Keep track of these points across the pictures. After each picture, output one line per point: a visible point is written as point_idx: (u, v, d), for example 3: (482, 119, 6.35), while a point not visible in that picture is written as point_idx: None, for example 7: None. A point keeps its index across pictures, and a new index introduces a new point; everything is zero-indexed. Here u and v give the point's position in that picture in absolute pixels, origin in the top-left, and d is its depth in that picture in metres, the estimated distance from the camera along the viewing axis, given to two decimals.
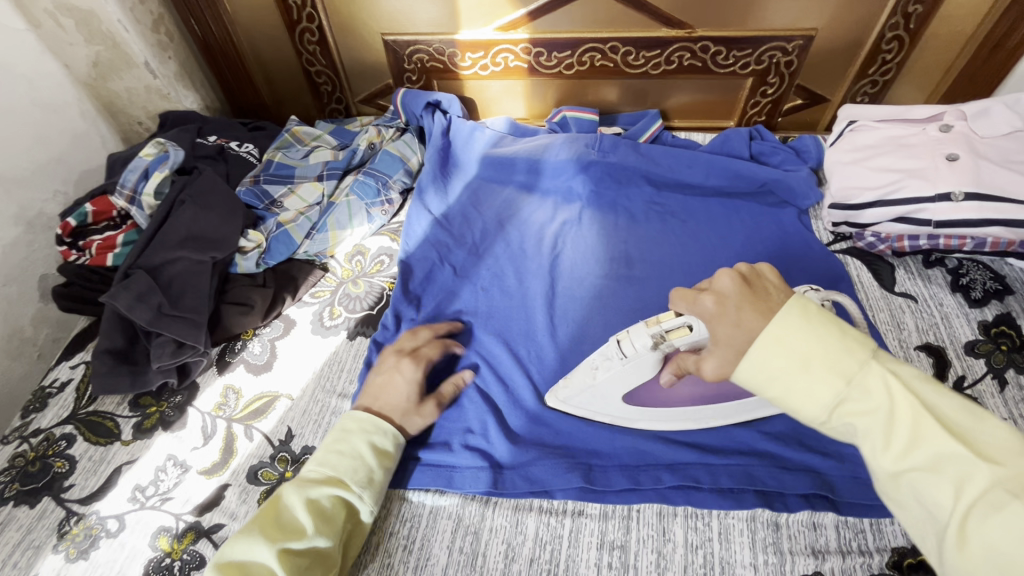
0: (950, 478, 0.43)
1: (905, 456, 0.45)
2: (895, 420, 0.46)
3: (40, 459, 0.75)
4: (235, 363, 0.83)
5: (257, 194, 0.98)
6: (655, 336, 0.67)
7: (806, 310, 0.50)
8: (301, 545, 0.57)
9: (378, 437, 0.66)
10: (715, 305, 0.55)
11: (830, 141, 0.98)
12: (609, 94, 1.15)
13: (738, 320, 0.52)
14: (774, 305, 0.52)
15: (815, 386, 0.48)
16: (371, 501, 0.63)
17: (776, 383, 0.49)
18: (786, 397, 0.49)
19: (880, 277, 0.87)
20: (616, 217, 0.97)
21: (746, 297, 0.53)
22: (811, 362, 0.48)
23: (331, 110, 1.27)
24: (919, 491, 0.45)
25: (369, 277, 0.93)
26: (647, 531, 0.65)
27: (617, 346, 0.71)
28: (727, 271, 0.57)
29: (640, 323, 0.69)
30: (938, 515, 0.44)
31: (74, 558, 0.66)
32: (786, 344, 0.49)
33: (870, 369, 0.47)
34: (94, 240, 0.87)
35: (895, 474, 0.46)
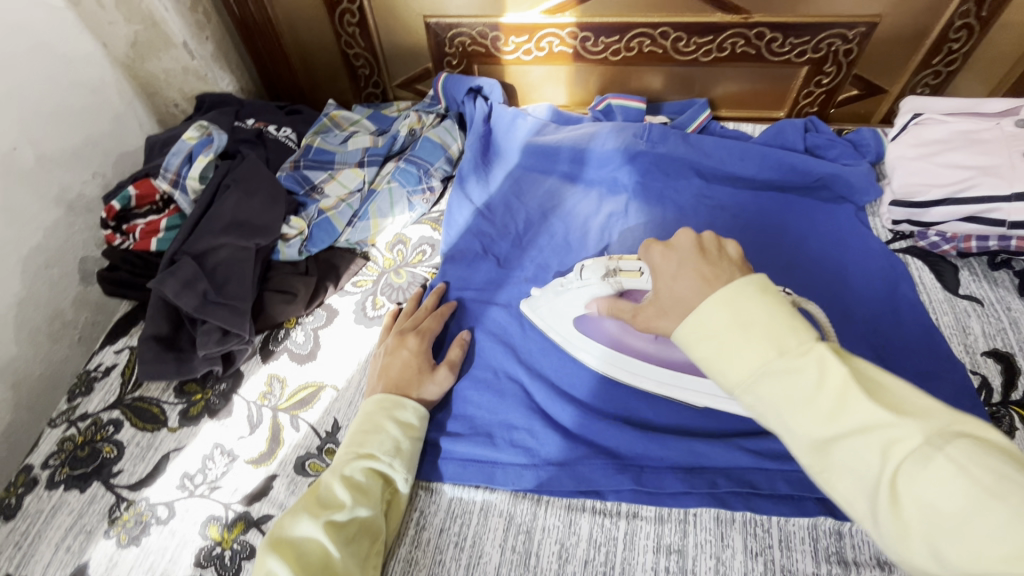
0: (878, 441, 0.38)
1: (832, 424, 0.40)
2: (823, 388, 0.40)
3: (88, 444, 0.75)
4: (279, 352, 0.82)
5: (297, 179, 0.97)
6: (609, 269, 0.67)
7: (764, 285, 0.45)
8: (345, 517, 0.59)
9: (399, 412, 0.68)
10: (662, 257, 0.54)
11: (893, 134, 0.93)
12: (653, 82, 1.12)
13: (677, 277, 0.51)
14: (718, 270, 0.49)
15: (747, 353, 0.43)
16: (405, 469, 0.65)
17: (711, 344, 0.45)
18: (715, 356, 0.45)
19: (944, 279, 0.84)
20: (664, 210, 0.94)
21: (695, 258, 0.51)
22: (752, 329, 0.43)
23: (367, 94, 1.24)
24: (847, 458, 0.39)
25: (411, 267, 0.92)
26: (705, 536, 0.63)
27: (578, 270, 0.71)
28: (687, 231, 0.54)
29: (599, 257, 0.69)
30: (867, 478, 0.38)
31: (126, 544, 0.66)
32: (733, 307, 0.45)
33: (808, 345, 0.42)
34: (138, 225, 0.86)
35: (818, 445, 0.41)
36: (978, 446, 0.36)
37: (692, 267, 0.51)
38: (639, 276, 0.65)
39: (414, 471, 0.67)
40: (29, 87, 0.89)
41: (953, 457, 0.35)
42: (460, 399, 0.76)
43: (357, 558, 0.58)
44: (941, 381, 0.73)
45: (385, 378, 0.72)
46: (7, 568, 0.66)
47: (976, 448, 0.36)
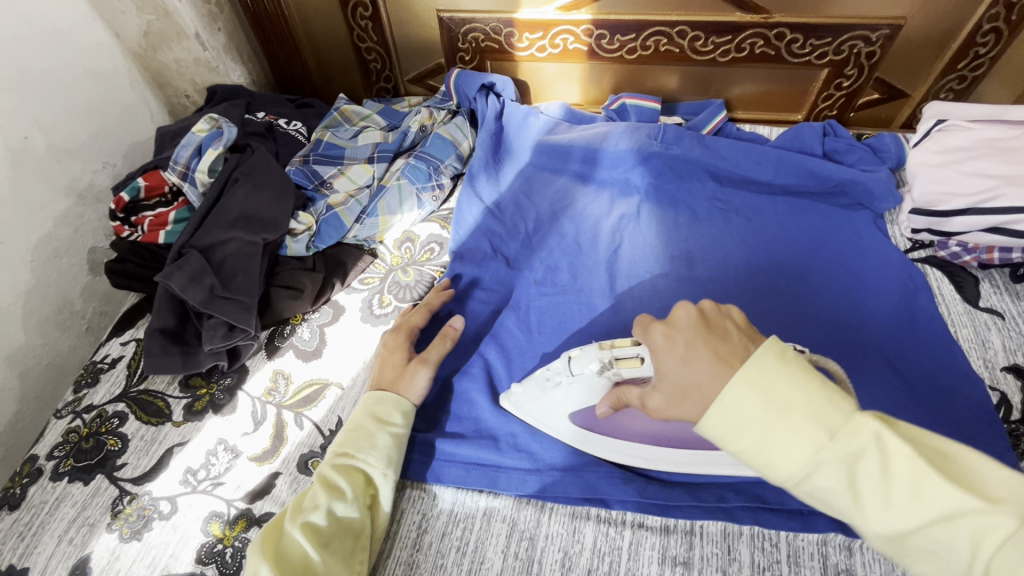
0: (965, 532, 0.38)
1: (909, 516, 0.40)
2: (895, 479, 0.40)
3: (93, 436, 0.75)
4: (285, 348, 0.82)
5: (307, 173, 0.96)
6: (604, 361, 0.64)
7: (783, 352, 0.44)
8: (327, 518, 0.59)
9: (378, 407, 0.68)
10: (665, 338, 0.51)
11: (915, 140, 0.91)
12: (668, 82, 1.10)
13: (687, 357, 0.48)
14: (730, 345, 0.47)
15: (796, 440, 0.42)
16: (382, 464, 0.64)
17: (750, 435, 0.43)
18: (759, 448, 0.43)
19: (963, 290, 0.82)
20: (677, 213, 0.92)
21: (700, 333, 0.49)
22: (790, 411, 0.42)
23: (379, 88, 1.23)
24: (930, 546, 0.40)
25: (419, 265, 0.91)
26: (712, 549, 0.62)
27: (566, 364, 0.67)
28: (684, 304, 0.52)
29: (590, 347, 0.65)
30: (958, 565, 0.39)
31: (128, 538, 0.66)
32: (760, 386, 0.43)
33: (856, 420, 0.41)
34: (147, 217, 0.86)
35: (895, 535, 0.41)
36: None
37: (702, 346, 0.48)
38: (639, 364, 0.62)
39: (396, 466, 0.65)
40: (41, 76, 0.89)
41: None
42: (466, 401, 0.75)
43: (339, 556, 0.58)
44: (959, 396, 0.71)
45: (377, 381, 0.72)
46: (10, 558, 0.66)
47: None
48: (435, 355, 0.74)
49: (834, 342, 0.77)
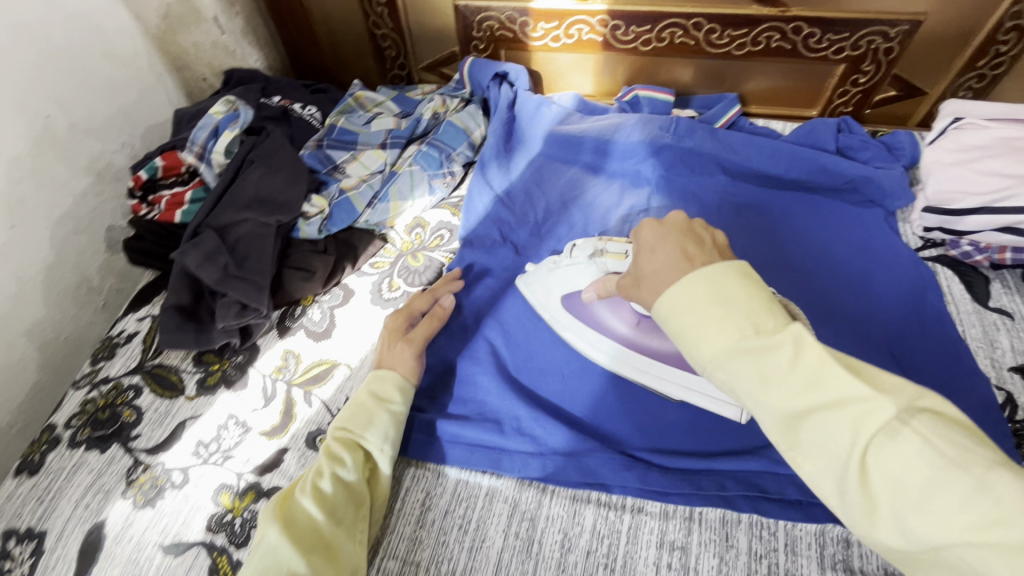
0: (849, 417, 0.38)
1: (804, 397, 0.39)
2: (800, 366, 0.39)
3: (109, 407, 0.77)
4: (296, 328, 0.83)
5: (320, 158, 0.97)
6: (595, 249, 0.76)
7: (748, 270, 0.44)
8: (331, 484, 0.61)
9: (377, 384, 0.70)
10: (647, 235, 0.51)
11: (930, 138, 0.90)
12: (682, 74, 1.09)
13: (658, 250, 0.49)
14: (702, 250, 0.48)
15: (724, 329, 0.41)
16: (379, 439, 0.65)
17: (687, 316, 0.43)
18: (687, 329, 0.43)
19: (973, 290, 0.81)
20: (687, 206, 0.92)
21: (678, 235, 0.49)
22: (729, 307, 0.42)
23: (393, 75, 1.24)
24: (815, 432, 0.39)
25: (429, 251, 0.92)
26: (709, 535, 0.63)
27: (569, 250, 0.80)
28: (677, 212, 0.52)
29: (590, 239, 0.78)
30: (838, 451, 0.38)
31: (141, 506, 0.69)
32: (716, 284, 0.43)
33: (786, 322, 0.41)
34: (164, 196, 0.88)
35: (787, 419, 0.40)
36: (938, 417, 0.37)
37: (676, 243, 0.48)
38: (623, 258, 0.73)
39: (393, 442, 0.67)
40: (62, 57, 0.91)
41: (919, 430, 0.36)
42: (472, 384, 0.77)
43: (344, 525, 0.60)
44: (964, 393, 0.71)
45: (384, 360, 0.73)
46: (29, 520, 0.69)
47: (937, 422, 0.36)
48: (423, 336, 0.76)
49: (838, 337, 0.77)
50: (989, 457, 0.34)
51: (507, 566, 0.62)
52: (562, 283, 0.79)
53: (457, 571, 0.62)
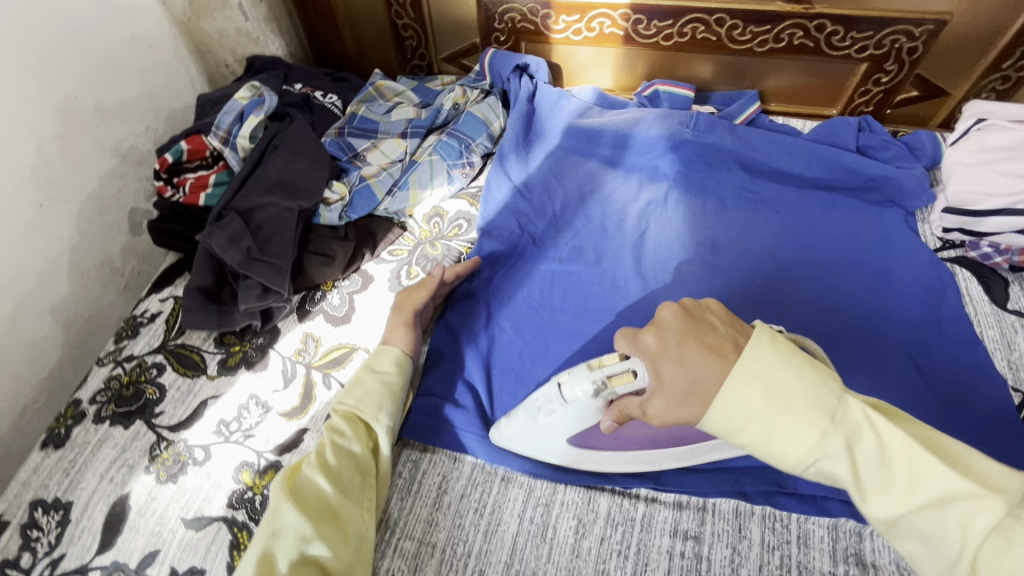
0: (955, 517, 0.41)
1: (906, 501, 0.43)
2: (890, 465, 0.44)
3: (133, 384, 0.79)
4: (315, 312, 0.85)
5: (342, 146, 0.98)
6: (596, 382, 0.59)
7: (775, 337, 0.49)
8: (334, 454, 0.63)
9: (376, 359, 0.72)
10: (657, 341, 0.54)
11: (952, 139, 0.90)
12: (702, 70, 1.09)
13: (682, 358, 0.51)
14: (719, 340, 0.51)
15: (797, 429, 0.45)
16: (374, 410, 0.67)
17: (757, 426, 0.46)
18: (766, 442, 0.46)
19: (991, 291, 0.81)
20: (705, 201, 0.93)
21: (690, 331, 0.52)
22: (787, 404, 0.46)
23: (413, 66, 1.24)
24: (923, 529, 0.43)
25: (447, 240, 0.92)
26: (723, 526, 0.64)
27: (557, 390, 0.63)
28: (667, 304, 0.55)
29: (579, 366, 0.61)
30: (947, 551, 0.42)
31: (164, 481, 0.70)
32: (758, 379, 0.47)
33: (848, 403, 0.46)
34: (189, 178, 0.89)
35: (893, 519, 0.44)
36: None
37: (692, 341, 0.51)
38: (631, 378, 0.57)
39: (391, 412, 0.68)
40: (92, 39, 0.92)
41: None
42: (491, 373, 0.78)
43: (351, 494, 0.62)
44: (979, 393, 0.72)
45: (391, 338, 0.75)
46: (56, 492, 0.70)
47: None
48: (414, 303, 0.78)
49: (855, 337, 0.78)
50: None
51: (522, 550, 0.63)
52: (561, 428, 0.64)
53: (473, 553, 0.63)
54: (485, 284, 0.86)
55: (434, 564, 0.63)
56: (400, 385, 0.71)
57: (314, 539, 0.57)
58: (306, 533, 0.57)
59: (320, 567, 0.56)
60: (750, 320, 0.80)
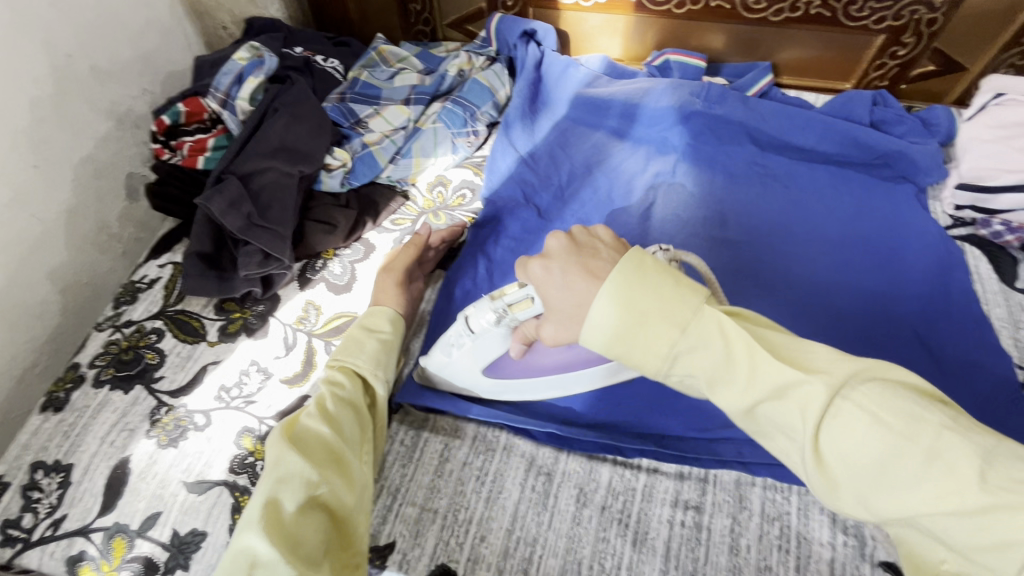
0: (793, 404, 0.39)
1: (748, 393, 0.41)
2: (733, 360, 0.41)
3: (132, 349, 0.78)
4: (316, 280, 0.84)
5: (343, 112, 0.95)
6: (497, 311, 0.62)
7: (641, 264, 0.44)
8: (334, 402, 0.62)
9: (369, 317, 0.72)
10: (543, 271, 0.51)
11: (968, 114, 0.88)
12: (713, 41, 1.06)
13: (567, 282, 0.49)
14: (602, 260, 0.48)
15: (653, 339, 0.43)
16: (372, 366, 0.66)
17: (623, 344, 0.44)
18: (627, 355, 0.44)
19: (1002, 271, 0.80)
20: (713, 174, 0.91)
21: (573, 257, 0.50)
22: (651, 316, 0.43)
23: (417, 32, 1.20)
24: (773, 421, 0.41)
25: (450, 210, 0.91)
26: (723, 496, 0.64)
27: (465, 323, 0.66)
28: (552, 234, 0.52)
29: (480, 300, 0.64)
30: (794, 438, 0.40)
31: (165, 445, 0.70)
32: (628, 298, 0.43)
33: (703, 314, 0.42)
34: (186, 141, 0.86)
35: (747, 413, 0.42)
36: (880, 387, 0.37)
37: (575, 265, 0.49)
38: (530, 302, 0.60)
39: (386, 369, 0.68)
40: None
41: (859, 404, 0.37)
42: None
43: (352, 442, 0.60)
44: (984, 370, 0.71)
45: (382, 299, 0.75)
46: (56, 454, 0.70)
47: (880, 391, 0.37)
48: (401, 263, 0.79)
49: (862, 314, 0.77)
50: (938, 421, 0.35)
51: (523, 517, 0.63)
52: (475, 359, 0.67)
53: (474, 519, 0.64)
54: (488, 256, 0.85)
55: (435, 529, 0.63)
56: (396, 345, 0.71)
57: (321, 483, 0.55)
58: (313, 477, 0.55)
59: (326, 510, 0.55)
60: (754, 293, 0.79)
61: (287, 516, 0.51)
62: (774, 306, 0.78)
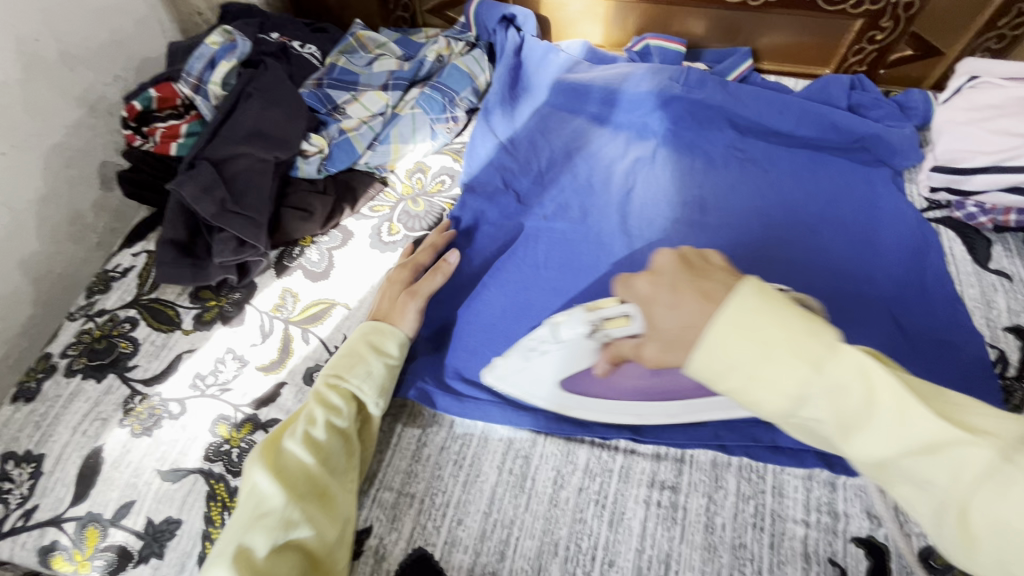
0: (948, 461, 0.39)
1: (892, 442, 0.41)
2: (878, 409, 0.41)
3: (105, 338, 0.77)
4: (293, 268, 0.83)
5: (320, 98, 0.94)
6: (591, 323, 0.65)
7: (762, 289, 0.45)
8: (324, 432, 0.61)
9: (378, 336, 0.69)
10: (651, 285, 0.52)
11: (944, 97, 0.89)
12: (694, 27, 1.06)
13: (674, 301, 0.49)
14: (714, 284, 0.49)
15: (784, 373, 0.43)
16: (373, 394, 0.65)
17: (737, 374, 0.44)
18: (747, 389, 0.44)
19: (975, 252, 0.81)
20: (693, 159, 0.91)
21: (684, 276, 0.51)
22: (774, 349, 0.43)
23: (396, 18, 1.18)
24: (911, 474, 0.41)
25: (429, 196, 0.90)
26: (699, 476, 0.64)
27: (553, 330, 0.69)
28: (663, 257, 0.54)
29: (577, 310, 0.67)
30: (936, 494, 0.40)
31: (139, 434, 0.69)
32: (746, 329, 0.44)
33: (841, 352, 0.42)
34: (159, 128, 0.85)
35: (879, 465, 0.42)
36: None
37: (686, 287, 0.49)
38: (625, 320, 0.62)
39: (387, 395, 0.66)
40: None
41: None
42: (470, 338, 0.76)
43: (337, 473, 0.60)
44: (956, 349, 0.72)
45: (393, 317, 0.71)
46: (27, 445, 0.69)
47: None
48: (427, 289, 0.75)
49: (838, 296, 0.77)
50: None
51: (500, 500, 0.63)
52: (553, 368, 0.69)
53: (451, 503, 0.64)
54: (468, 242, 0.84)
55: (412, 513, 0.63)
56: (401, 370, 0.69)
57: (299, 523, 0.55)
58: (291, 517, 0.55)
59: (303, 548, 0.56)
60: None
61: (260, 559, 0.53)
62: None
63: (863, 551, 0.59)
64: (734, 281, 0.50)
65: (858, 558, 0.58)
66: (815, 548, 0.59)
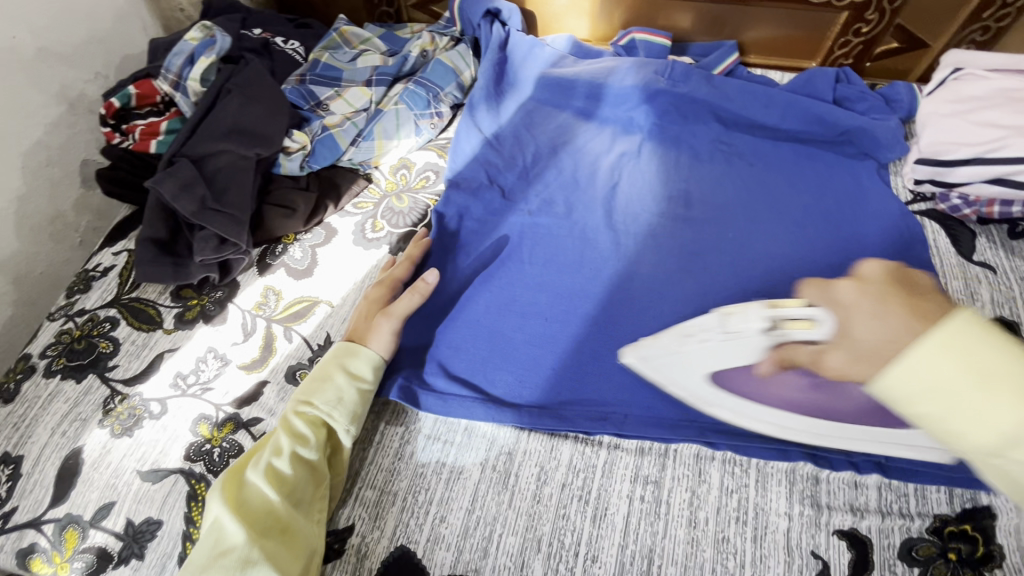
0: None
1: None
2: None
3: (85, 338, 0.76)
4: (276, 265, 0.82)
5: (303, 94, 0.94)
6: (772, 320, 0.64)
7: (983, 324, 0.47)
8: (289, 463, 0.59)
9: (350, 359, 0.66)
10: (858, 294, 0.59)
11: (929, 89, 0.89)
12: (680, 20, 1.06)
13: (878, 313, 0.55)
14: (920, 302, 0.55)
15: (995, 410, 0.44)
16: (344, 420, 0.63)
17: (935, 399, 0.47)
18: (955, 422, 0.46)
19: (959, 243, 0.81)
20: (679, 153, 0.91)
21: (886, 289, 0.58)
22: (991, 378, 0.45)
23: (381, 13, 1.18)
24: None
25: (414, 192, 0.90)
26: (683, 470, 0.64)
27: (721, 320, 0.68)
28: (869, 268, 0.62)
29: (759, 305, 0.66)
30: None
31: (119, 434, 0.68)
32: (964, 355, 0.46)
33: None
34: (138, 125, 0.84)
35: None
36: None
37: (893, 304, 0.55)
38: (812, 324, 0.61)
39: (360, 421, 0.64)
40: None
41: None
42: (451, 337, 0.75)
43: (302, 506, 0.58)
44: None
45: (370, 338, 0.69)
46: (6, 446, 0.68)
47: None
48: (404, 309, 0.72)
49: None
50: None
51: (483, 497, 0.63)
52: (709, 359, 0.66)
53: (434, 500, 0.63)
54: (452, 238, 0.84)
55: (395, 511, 0.63)
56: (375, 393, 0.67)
57: (258, 560, 0.53)
58: (250, 555, 0.53)
59: None
60: (717, 270, 0.79)
61: None
62: (735, 283, 0.78)
63: (846, 544, 0.59)
64: (943, 301, 0.55)
65: (840, 550, 0.58)
66: (797, 541, 0.59)
